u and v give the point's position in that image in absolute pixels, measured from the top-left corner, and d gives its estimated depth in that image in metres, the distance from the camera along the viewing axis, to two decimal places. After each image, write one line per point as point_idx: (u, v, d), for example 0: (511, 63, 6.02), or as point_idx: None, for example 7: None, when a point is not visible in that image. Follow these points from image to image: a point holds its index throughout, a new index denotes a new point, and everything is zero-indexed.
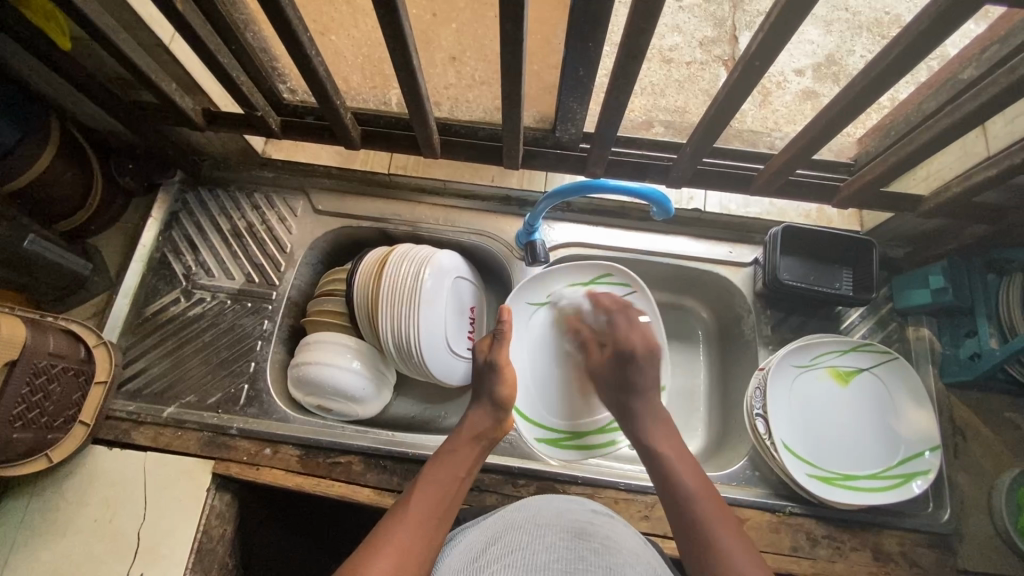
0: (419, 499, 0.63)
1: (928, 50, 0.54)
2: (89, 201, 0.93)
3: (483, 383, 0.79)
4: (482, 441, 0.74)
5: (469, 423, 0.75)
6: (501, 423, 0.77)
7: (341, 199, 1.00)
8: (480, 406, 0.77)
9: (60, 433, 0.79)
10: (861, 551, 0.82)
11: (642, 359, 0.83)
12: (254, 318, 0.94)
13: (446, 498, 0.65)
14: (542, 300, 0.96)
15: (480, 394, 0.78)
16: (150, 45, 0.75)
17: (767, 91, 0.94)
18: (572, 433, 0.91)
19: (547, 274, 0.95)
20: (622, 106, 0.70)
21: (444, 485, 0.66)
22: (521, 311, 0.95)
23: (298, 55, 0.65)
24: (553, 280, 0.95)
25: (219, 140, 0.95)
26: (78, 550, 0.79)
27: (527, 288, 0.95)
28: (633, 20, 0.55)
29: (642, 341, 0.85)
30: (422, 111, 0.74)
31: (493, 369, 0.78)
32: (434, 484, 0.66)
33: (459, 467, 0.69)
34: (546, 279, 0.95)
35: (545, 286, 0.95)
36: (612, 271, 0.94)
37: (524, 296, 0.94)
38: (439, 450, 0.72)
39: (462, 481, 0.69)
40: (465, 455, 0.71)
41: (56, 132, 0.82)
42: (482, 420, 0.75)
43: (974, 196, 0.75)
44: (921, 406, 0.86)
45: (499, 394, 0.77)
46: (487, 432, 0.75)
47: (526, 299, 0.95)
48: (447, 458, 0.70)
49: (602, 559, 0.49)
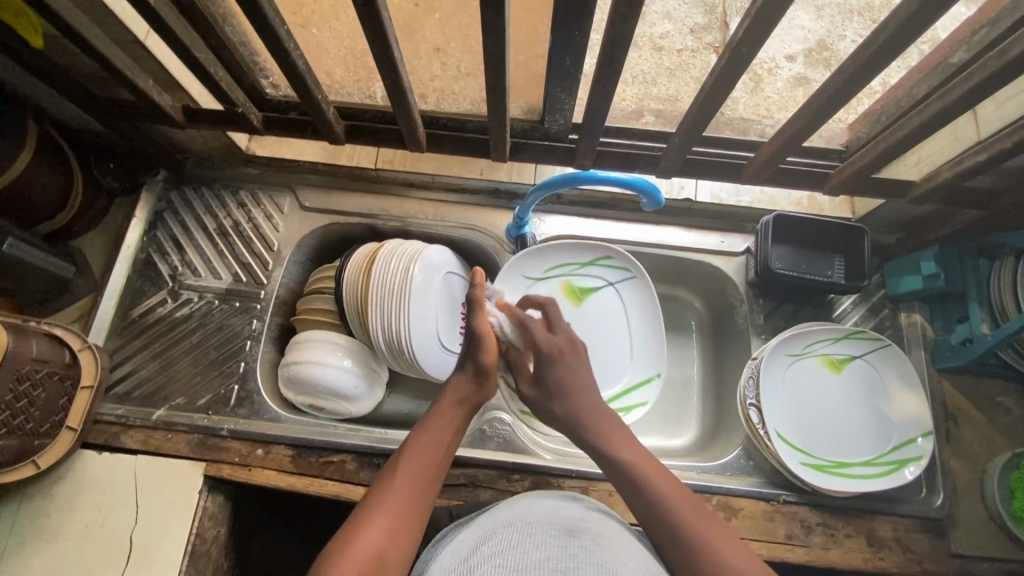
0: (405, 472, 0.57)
1: (917, 34, 0.53)
2: (71, 202, 0.91)
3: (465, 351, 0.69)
4: (468, 406, 0.67)
5: (452, 387, 0.67)
6: (487, 389, 0.69)
7: (329, 196, 0.99)
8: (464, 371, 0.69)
9: (46, 439, 0.78)
10: (856, 537, 0.82)
11: (570, 355, 0.71)
12: (243, 318, 0.93)
13: (433, 468, 0.59)
14: (538, 275, 0.95)
15: (463, 358, 0.69)
16: (125, 41, 0.73)
17: (758, 77, 0.92)
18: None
19: (545, 249, 0.95)
20: (610, 97, 0.68)
21: (434, 458, 0.60)
22: (517, 282, 0.94)
23: (277, 49, 0.63)
24: (554, 256, 0.96)
25: (201, 138, 0.93)
26: (69, 554, 0.78)
27: (526, 261, 0.94)
28: (618, 7, 0.54)
29: (565, 337, 0.73)
30: (406, 105, 0.73)
31: (475, 336, 0.69)
32: (419, 455, 0.59)
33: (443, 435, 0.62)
34: (549, 254, 0.95)
35: (545, 261, 0.95)
36: (613, 254, 0.95)
37: (522, 267, 0.94)
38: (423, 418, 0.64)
39: (447, 448, 0.62)
40: (449, 419, 0.64)
41: (34, 133, 0.80)
42: (464, 386, 0.67)
43: (964, 181, 0.74)
44: (911, 390, 0.86)
45: (485, 361, 0.68)
46: (472, 398, 0.67)
47: (524, 273, 0.95)
48: (431, 424, 0.63)
49: (594, 557, 0.48)
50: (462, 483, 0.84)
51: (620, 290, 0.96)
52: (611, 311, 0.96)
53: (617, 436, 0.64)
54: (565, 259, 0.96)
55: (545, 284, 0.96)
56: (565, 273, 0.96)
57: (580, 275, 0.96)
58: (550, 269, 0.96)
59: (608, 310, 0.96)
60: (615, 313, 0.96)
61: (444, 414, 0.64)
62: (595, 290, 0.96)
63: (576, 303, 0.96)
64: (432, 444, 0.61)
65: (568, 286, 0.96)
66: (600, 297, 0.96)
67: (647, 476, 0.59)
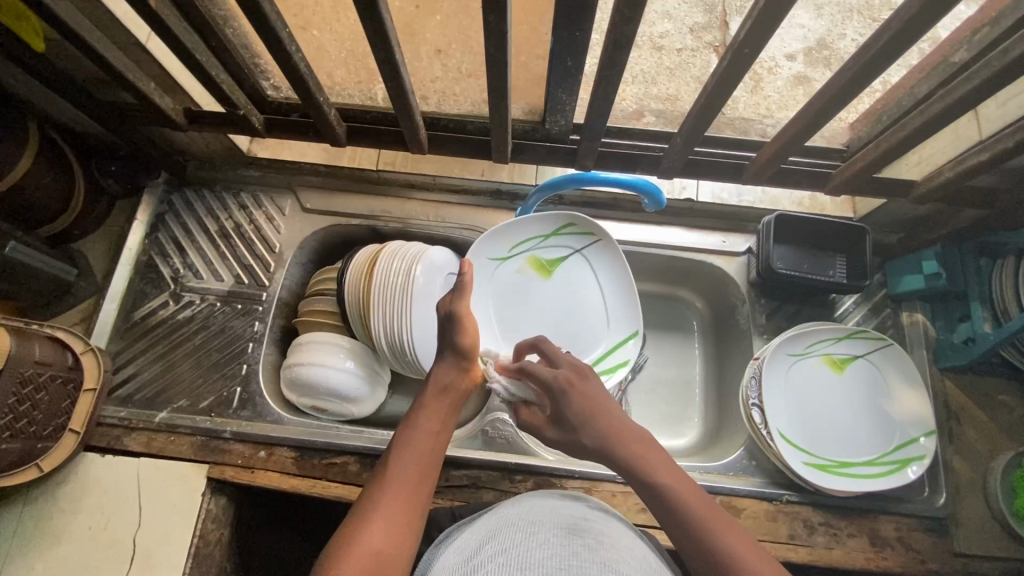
0: (396, 468, 0.58)
1: (919, 34, 0.53)
2: (72, 205, 0.91)
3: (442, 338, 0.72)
4: (453, 394, 0.68)
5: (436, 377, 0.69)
6: (470, 372, 0.71)
7: (329, 198, 0.99)
8: (445, 362, 0.70)
9: (49, 442, 0.78)
10: (858, 537, 0.82)
11: (570, 378, 0.69)
12: (244, 320, 0.93)
13: (428, 458, 0.60)
14: (503, 255, 0.93)
15: (443, 348, 0.72)
16: (126, 44, 0.73)
17: (758, 77, 0.92)
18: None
19: (507, 227, 0.91)
20: (611, 98, 0.68)
21: (425, 451, 0.60)
22: (483, 265, 0.92)
23: (278, 51, 0.63)
24: (515, 234, 0.92)
25: (202, 140, 0.93)
26: (73, 557, 0.79)
27: (487, 243, 0.91)
28: (620, 7, 0.53)
29: (565, 364, 0.72)
30: (407, 107, 0.73)
31: (453, 319, 0.70)
32: (410, 449, 0.60)
33: (431, 426, 0.63)
34: (509, 233, 0.92)
35: (506, 239, 0.92)
36: (573, 221, 0.93)
37: (483, 250, 0.91)
38: (409, 414, 0.65)
39: (439, 438, 0.63)
40: (435, 410, 0.65)
41: (35, 136, 0.80)
42: (447, 373, 0.69)
43: (967, 180, 0.74)
44: (913, 389, 0.86)
45: (462, 344, 0.70)
46: (455, 384, 0.68)
47: (487, 255, 0.92)
48: (418, 418, 0.64)
49: (597, 555, 0.48)
50: (464, 484, 0.84)
51: (587, 256, 0.94)
52: (582, 280, 0.94)
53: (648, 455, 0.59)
54: (528, 233, 0.93)
55: (510, 264, 0.93)
56: (529, 248, 0.93)
57: (545, 248, 0.94)
58: (513, 247, 0.93)
59: (577, 279, 0.94)
60: (585, 281, 0.94)
61: (430, 406, 0.66)
62: (562, 259, 0.94)
63: (545, 276, 0.94)
64: (422, 438, 0.62)
65: (534, 259, 0.94)
66: (569, 267, 0.94)
67: (685, 499, 0.55)
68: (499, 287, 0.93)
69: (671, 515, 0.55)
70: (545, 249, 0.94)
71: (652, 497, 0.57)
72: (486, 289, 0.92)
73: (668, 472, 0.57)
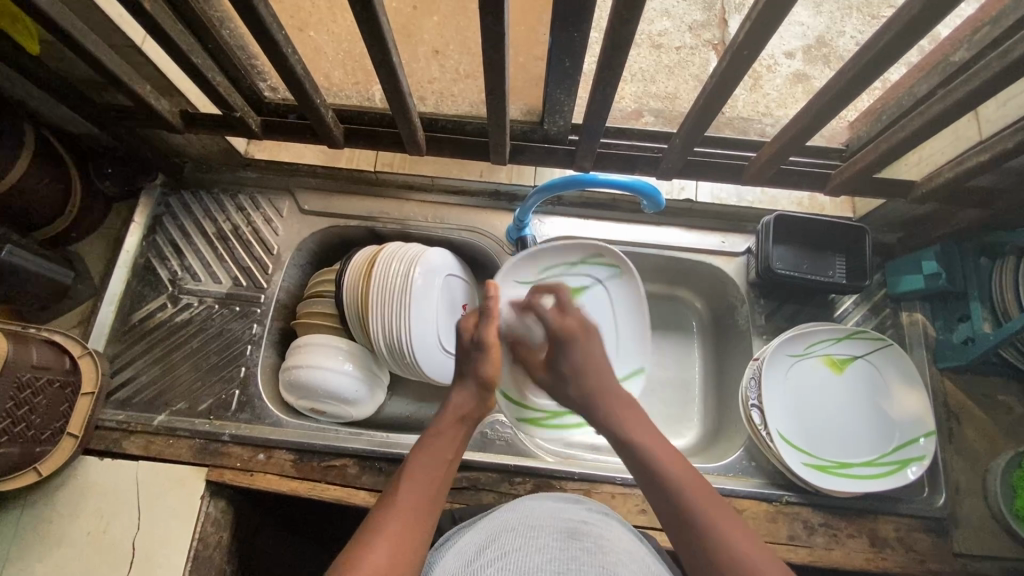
0: (406, 495, 0.58)
1: (920, 34, 0.53)
2: (69, 208, 0.91)
3: (464, 363, 0.72)
4: (468, 424, 0.69)
5: (452, 404, 0.69)
6: (487, 403, 0.71)
7: (328, 199, 0.98)
8: (465, 388, 0.70)
9: (47, 447, 0.78)
10: (858, 537, 0.82)
11: (580, 340, 0.76)
12: (243, 322, 0.93)
13: (439, 485, 0.61)
14: (531, 279, 0.92)
15: (464, 372, 0.72)
16: (121, 46, 0.73)
17: (758, 75, 0.93)
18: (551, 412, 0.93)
19: (537, 252, 0.91)
20: (609, 99, 0.68)
21: (434, 476, 0.61)
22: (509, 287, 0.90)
23: (274, 54, 0.63)
24: (546, 259, 0.92)
25: (199, 142, 0.93)
26: (72, 562, 0.78)
27: (517, 266, 0.90)
28: (619, 9, 0.53)
29: (575, 320, 0.78)
30: (405, 109, 0.72)
31: (481, 348, 0.71)
32: (421, 474, 0.61)
33: (444, 453, 0.64)
34: (541, 256, 0.91)
35: (537, 263, 0.92)
36: (603, 253, 0.92)
37: (513, 273, 0.90)
38: (421, 439, 0.66)
39: (450, 465, 0.64)
40: (450, 437, 0.66)
41: (30, 139, 0.80)
42: (465, 402, 0.69)
43: (966, 181, 0.74)
44: (912, 388, 0.86)
45: (486, 373, 0.71)
46: (473, 413, 0.69)
47: (515, 278, 0.91)
48: (431, 443, 0.65)
49: (596, 559, 0.48)
50: (464, 486, 0.84)
51: (609, 288, 0.94)
52: (600, 310, 0.93)
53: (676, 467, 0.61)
54: (557, 260, 0.93)
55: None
56: (557, 275, 0.93)
57: (571, 276, 0.93)
58: (542, 272, 0.92)
59: (596, 310, 0.93)
60: (603, 310, 0.93)
61: (443, 432, 0.66)
62: (585, 289, 0.93)
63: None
64: (433, 464, 0.62)
65: None
66: (590, 297, 0.94)
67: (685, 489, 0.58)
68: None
69: (678, 523, 0.57)
70: (574, 278, 0.93)
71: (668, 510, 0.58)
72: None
73: (692, 486, 0.59)
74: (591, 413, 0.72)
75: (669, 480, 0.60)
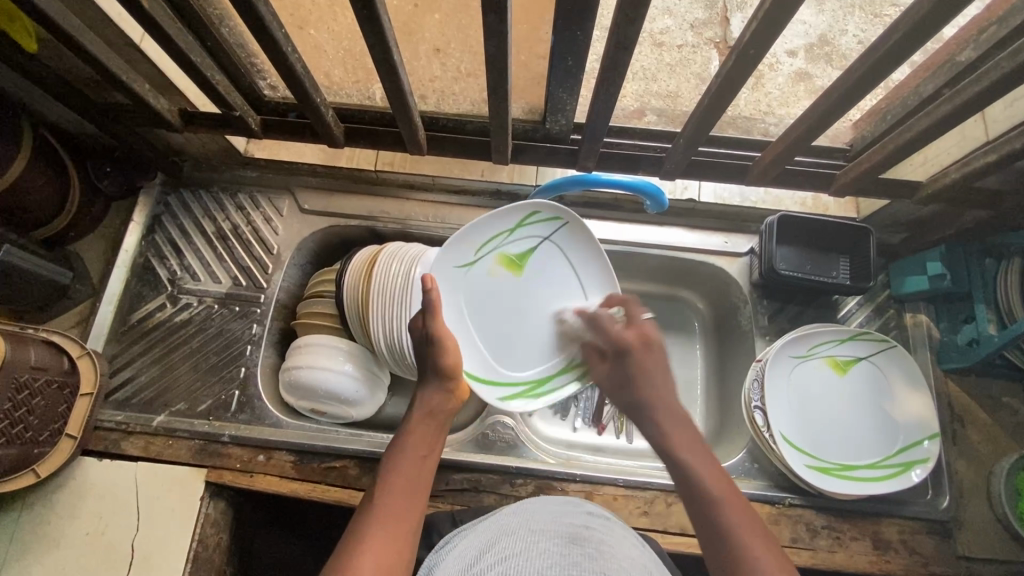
0: (387, 498, 0.58)
1: (928, 36, 0.52)
2: (67, 208, 0.90)
3: (424, 360, 0.72)
4: (440, 417, 0.68)
5: (421, 403, 0.69)
6: (453, 394, 0.70)
7: (328, 198, 0.98)
8: (429, 384, 0.70)
9: (46, 448, 0.77)
10: (861, 540, 0.81)
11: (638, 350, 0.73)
12: (243, 322, 0.92)
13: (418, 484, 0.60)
14: (470, 259, 0.84)
15: (425, 371, 0.72)
16: (119, 44, 0.72)
17: (760, 74, 0.92)
18: (532, 382, 0.87)
19: (469, 230, 0.83)
20: (612, 98, 0.67)
21: (411, 477, 0.60)
22: (449, 277, 0.83)
23: (274, 53, 0.62)
24: (478, 235, 0.84)
25: (199, 141, 0.92)
26: (70, 563, 0.78)
27: (450, 251, 0.83)
28: (624, 8, 0.52)
29: (636, 332, 0.75)
30: (406, 108, 0.72)
31: (431, 342, 0.70)
32: (399, 472, 0.60)
33: (417, 450, 0.63)
34: (471, 236, 0.83)
35: (469, 243, 0.84)
36: (538, 208, 0.84)
37: (448, 259, 0.83)
38: (397, 437, 0.65)
39: (426, 461, 0.63)
40: (422, 433, 0.65)
41: (29, 138, 0.80)
42: (434, 398, 0.69)
43: (973, 182, 0.73)
44: (916, 390, 0.86)
45: (444, 365, 0.70)
46: (440, 408, 0.68)
47: (453, 263, 0.83)
48: (404, 443, 0.64)
49: (597, 565, 0.47)
50: (465, 488, 0.83)
51: (557, 243, 0.87)
52: (556, 270, 0.87)
53: (721, 493, 0.58)
54: (492, 231, 0.85)
55: (479, 268, 0.85)
56: (495, 247, 0.85)
57: (512, 243, 0.86)
58: (480, 249, 0.84)
59: (551, 269, 0.87)
60: (559, 269, 0.87)
61: (416, 430, 0.65)
62: (533, 251, 0.87)
63: (517, 272, 0.86)
64: (408, 463, 0.61)
65: (503, 257, 0.86)
66: (541, 258, 0.87)
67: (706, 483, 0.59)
68: (470, 297, 0.84)
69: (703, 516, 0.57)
70: (513, 245, 0.86)
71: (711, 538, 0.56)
72: (457, 302, 0.84)
73: (735, 508, 0.56)
74: (644, 417, 0.70)
75: (714, 502, 0.57)
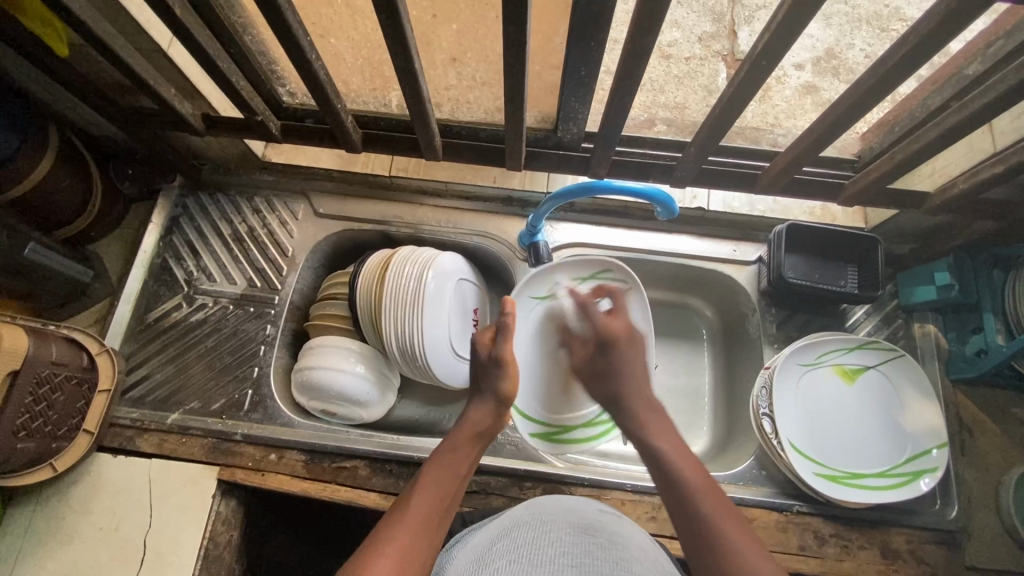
0: (419, 500, 0.60)
1: (934, 51, 0.54)
2: (89, 208, 0.92)
3: (484, 380, 0.75)
4: (483, 438, 0.70)
5: (470, 421, 0.71)
6: (503, 418, 0.73)
7: (343, 203, 1.00)
8: (480, 402, 0.73)
9: (64, 442, 0.79)
10: (870, 549, 0.81)
11: (625, 344, 0.78)
12: (257, 323, 0.94)
13: (450, 498, 0.62)
14: (545, 294, 0.95)
15: (483, 388, 0.74)
16: (148, 50, 0.74)
17: (768, 86, 0.94)
18: (565, 427, 0.93)
19: (549, 269, 0.93)
20: (625, 107, 0.69)
21: (446, 487, 0.62)
22: (524, 305, 0.94)
23: (299, 58, 0.64)
24: (556, 274, 0.94)
25: (218, 144, 0.94)
26: (84, 558, 0.79)
27: (529, 283, 0.94)
28: (638, 19, 0.54)
29: (623, 324, 0.80)
30: (424, 114, 0.74)
31: (499, 364, 0.74)
32: (434, 484, 0.62)
33: (458, 466, 0.65)
34: (550, 273, 0.94)
35: (547, 280, 0.94)
36: (614, 266, 0.93)
37: (527, 289, 0.93)
38: (437, 451, 0.67)
39: (462, 480, 0.65)
40: (465, 452, 0.67)
41: (55, 141, 0.82)
42: (482, 419, 0.71)
43: (981, 193, 0.74)
44: (926, 400, 0.86)
45: (504, 390, 0.73)
46: (490, 429, 0.71)
47: (529, 294, 0.94)
48: (447, 456, 0.66)
49: (609, 554, 0.48)
50: (474, 489, 0.84)
51: None
52: None
53: (734, 527, 0.58)
54: (571, 274, 0.95)
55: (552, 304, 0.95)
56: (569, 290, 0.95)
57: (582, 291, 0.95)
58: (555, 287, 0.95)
59: None
60: None
61: (459, 446, 0.68)
62: None
63: None
64: (445, 476, 0.64)
65: None
66: None
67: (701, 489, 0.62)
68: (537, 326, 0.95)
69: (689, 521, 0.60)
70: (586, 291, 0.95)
71: (706, 559, 0.56)
72: (524, 330, 0.94)
73: (736, 529, 0.58)
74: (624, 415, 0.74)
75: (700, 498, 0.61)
